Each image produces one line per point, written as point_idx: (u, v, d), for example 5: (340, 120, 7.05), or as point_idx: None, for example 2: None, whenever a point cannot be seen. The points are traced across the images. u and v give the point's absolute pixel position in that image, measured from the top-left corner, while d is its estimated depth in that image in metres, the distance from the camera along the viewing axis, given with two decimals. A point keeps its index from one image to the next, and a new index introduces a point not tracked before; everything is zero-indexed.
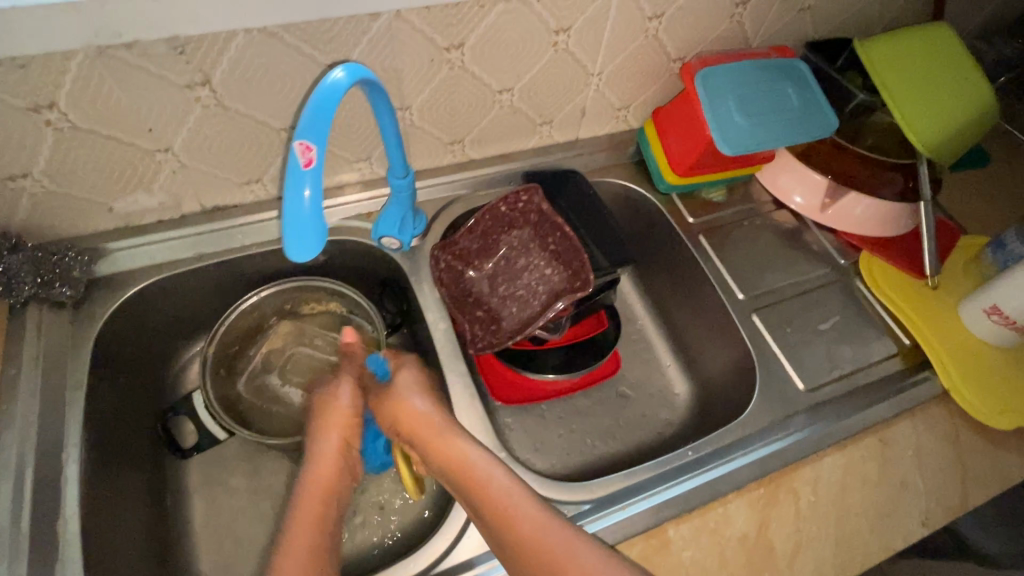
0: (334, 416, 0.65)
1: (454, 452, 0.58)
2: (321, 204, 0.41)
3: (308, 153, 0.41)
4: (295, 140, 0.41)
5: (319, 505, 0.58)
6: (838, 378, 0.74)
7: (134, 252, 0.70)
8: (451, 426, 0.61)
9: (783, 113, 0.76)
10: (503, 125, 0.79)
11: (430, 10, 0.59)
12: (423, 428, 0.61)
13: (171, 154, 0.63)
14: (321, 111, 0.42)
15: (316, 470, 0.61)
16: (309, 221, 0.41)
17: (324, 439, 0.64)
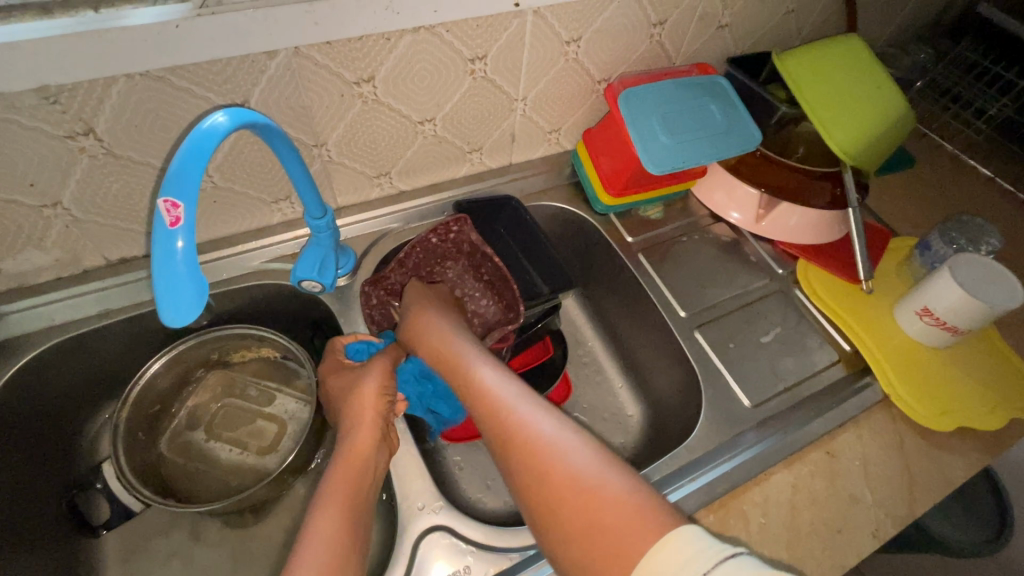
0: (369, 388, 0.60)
1: (464, 371, 0.60)
2: (195, 258, 0.39)
3: (175, 211, 0.38)
4: (160, 197, 0.38)
5: (354, 473, 0.54)
6: (783, 391, 0.73)
7: (30, 314, 0.64)
8: (464, 347, 0.62)
9: (708, 129, 0.76)
10: (429, 155, 0.77)
11: (332, 45, 0.57)
12: (445, 357, 0.62)
13: (61, 209, 0.58)
14: (190, 163, 0.39)
15: (352, 440, 0.57)
16: (183, 278, 0.39)
17: (355, 415, 0.59)
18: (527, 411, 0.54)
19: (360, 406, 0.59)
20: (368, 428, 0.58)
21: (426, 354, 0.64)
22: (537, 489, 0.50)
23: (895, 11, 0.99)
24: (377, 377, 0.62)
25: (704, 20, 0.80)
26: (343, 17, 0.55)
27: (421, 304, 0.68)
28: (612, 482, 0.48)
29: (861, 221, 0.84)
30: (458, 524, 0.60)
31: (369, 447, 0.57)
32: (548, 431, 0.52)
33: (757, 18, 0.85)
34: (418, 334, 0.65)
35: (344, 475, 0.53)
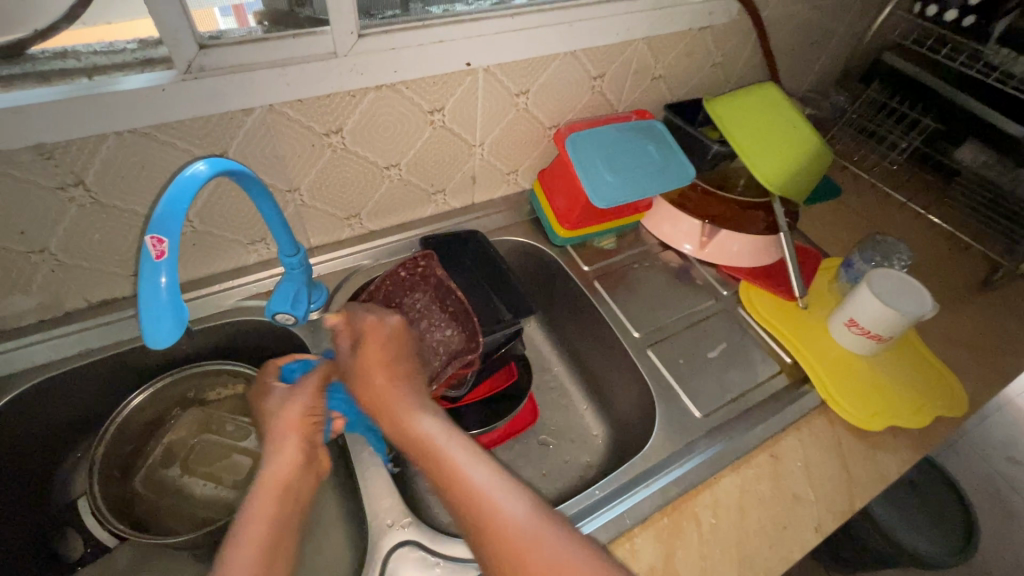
0: (294, 412, 0.61)
1: (412, 430, 0.58)
2: (178, 290, 0.44)
3: (160, 246, 0.43)
4: (146, 234, 0.43)
5: (274, 499, 0.55)
6: (730, 401, 0.79)
7: (11, 355, 0.67)
8: (413, 404, 0.61)
9: (647, 165, 0.85)
10: (396, 197, 0.84)
11: (303, 103, 0.64)
12: (393, 415, 0.60)
13: (48, 254, 0.63)
14: (174, 205, 0.44)
15: (274, 464, 0.58)
16: (167, 306, 0.44)
17: (277, 439, 0.59)
18: (465, 462, 0.55)
19: (283, 431, 0.60)
20: (292, 454, 0.59)
21: (362, 394, 0.63)
22: (479, 549, 0.51)
23: (811, 61, 1.12)
24: (302, 404, 0.62)
25: (639, 73, 0.91)
26: (313, 79, 0.62)
27: (369, 349, 0.64)
28: (560, 540, 0.50)
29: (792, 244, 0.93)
30: (426, 539, 0.63)
31: (292, 471, 0.58)
32: (497, 494, 0.53)
33: (687, 70, 0.96)
34: (365, 386, 0.63)
35: (267, 503, 0.54)
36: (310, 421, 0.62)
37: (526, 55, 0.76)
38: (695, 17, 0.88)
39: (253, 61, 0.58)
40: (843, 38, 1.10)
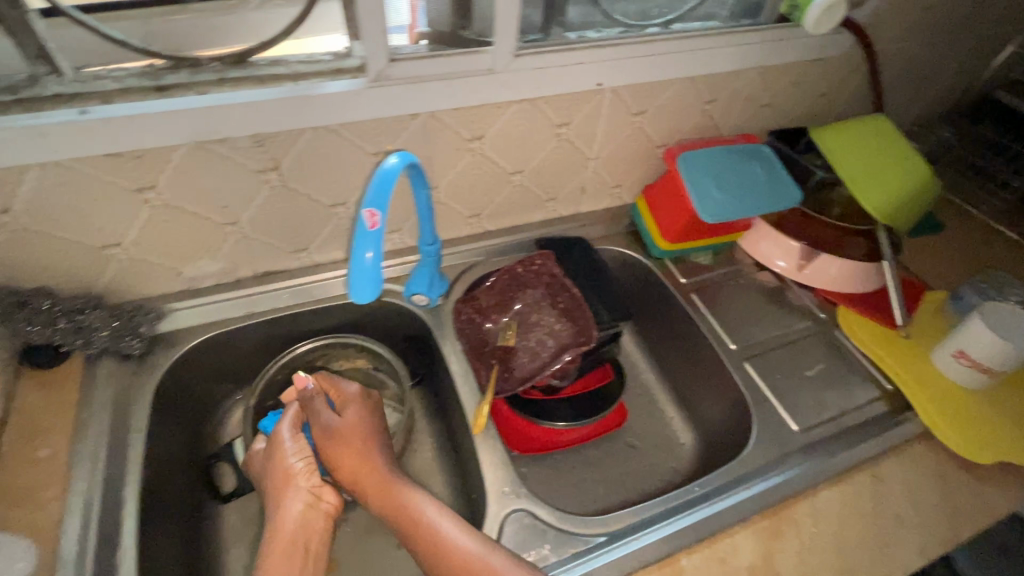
0: (284, 471, 0.68)
1: (394, 493, 0.67)
2: (379, 263, 0.53)
3: (375, 218, 0.52)
4: (364, 208, 0.52)
5: (283, 552, 0.62)
6: (828, 419, 0.80)
7: (192, 312, 0.79)
8: (388, 472, 0.69)
9: (756, 187, 0.89)
10: (514, 201, 0.92)
11: (458, 111, 0.73)
12: (375, 480, 0.68)
13: (237, 227, 0.74)
14: (385, 185, 0.53)
15: (277, 519, 0.65)
16: (370, 275, 0.53)
17: (277, 498, 0.67)
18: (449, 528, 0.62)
19: (282, 485, 0.67)
20: (295, 510, 0.66)
21: (347, 456, 0.70)
22: None
23: (918, 97, 1.13)
24: (299, 458, 0.69)
25: (748, 100, 0.95)
26: (472, 90, 0.71)
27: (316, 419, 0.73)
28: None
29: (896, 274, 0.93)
30: (538, 511, 0.67)
31: (292, 527, 0.64)
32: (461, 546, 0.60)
33: (794, 99, 1.00)
34: (349, 451, 0.70)
35: (278, 564, 0.61)
36: (304, 474, 0.69)
37: (652, 78, 0.82)
38: (812, 49, 0.92)
39: (427, 73, 0.68)
40: (953, 75, 1.11)
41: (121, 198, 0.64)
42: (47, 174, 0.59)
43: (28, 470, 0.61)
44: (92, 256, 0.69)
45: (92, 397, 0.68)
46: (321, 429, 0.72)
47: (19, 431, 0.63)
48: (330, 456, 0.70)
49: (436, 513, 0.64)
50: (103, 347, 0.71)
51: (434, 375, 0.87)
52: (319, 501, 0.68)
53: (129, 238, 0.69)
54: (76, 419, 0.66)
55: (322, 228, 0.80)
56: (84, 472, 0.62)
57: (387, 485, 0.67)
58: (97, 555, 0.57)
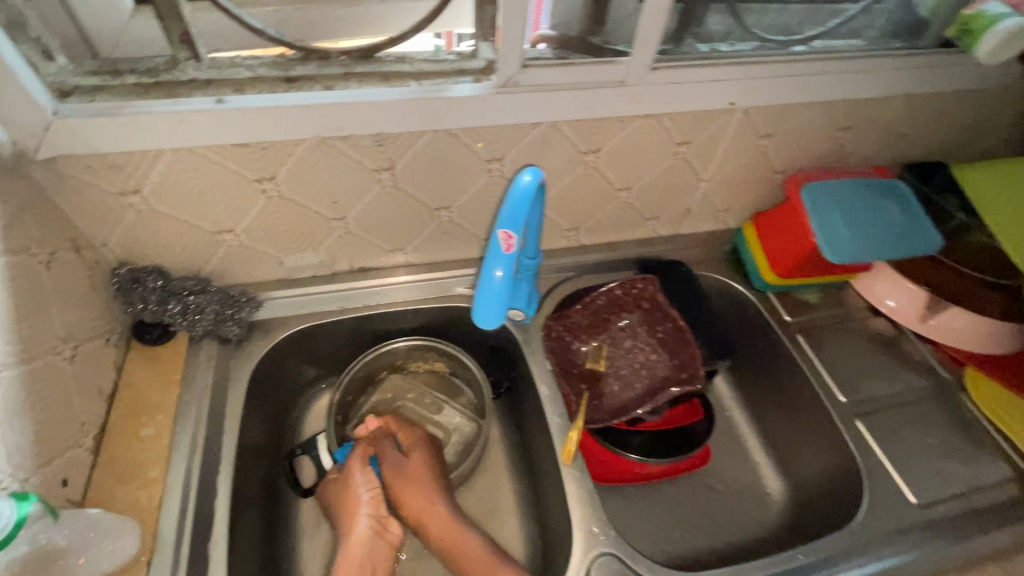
0: (354, 503, 0.68)
1: (461, 537, 0.67)
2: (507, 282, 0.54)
3: (510, 241, 0.52)
4: (499, 229, 0.52)
5: None
6: (952, 496, 0.72)
7: (288, 302, 0.79)
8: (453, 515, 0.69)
9: (887, 229, 0.81)
10: (616, 217, 0.87)
11: (581, 123, 0.69)
12: (441, 522, 0.68)
13: (343, 222, 0.73)
14: (519, 207, 0.52)
15: (348, 545, 0.65)
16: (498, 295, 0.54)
17: (348, 526, 0.67)
18: None
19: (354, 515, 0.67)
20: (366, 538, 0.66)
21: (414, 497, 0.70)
22: None
23: None
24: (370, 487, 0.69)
25: (887, 130, 0.86)
26: (599, 103, 0.67)
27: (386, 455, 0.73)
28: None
29: None
30: (629, 558, 0.63)
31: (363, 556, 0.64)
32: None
33: (937, 132, 0.90)
34: (417, 492, 0.70)
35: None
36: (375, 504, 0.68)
37: (788, 101, 0.76)
38: (971, 79, 0.82)
39: (557, 82, 0.64)
40: None
41: (242, 187, 0.64)
42: (179, 160, 0.59)
43: (133, 447, 0.62)
44: (205, 241, 0.69)
45: (194, 378, 0.69)
46: (389, 467, 0.71)
47: (127, 406, 0.65)
48: (397, 492, 0.70)
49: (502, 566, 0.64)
50: (206, 330, 0.72)
51: (517, 390, 0.84)
52: (386, 529, 0.67)
53: (242, 226, 0.69)
54: (177, 400, 0.67)
55: (422, 229, 0.78)
56: (184, 455, 0.62)
57: (454, 528, 0.68)
58: (191, 542, 0.57)
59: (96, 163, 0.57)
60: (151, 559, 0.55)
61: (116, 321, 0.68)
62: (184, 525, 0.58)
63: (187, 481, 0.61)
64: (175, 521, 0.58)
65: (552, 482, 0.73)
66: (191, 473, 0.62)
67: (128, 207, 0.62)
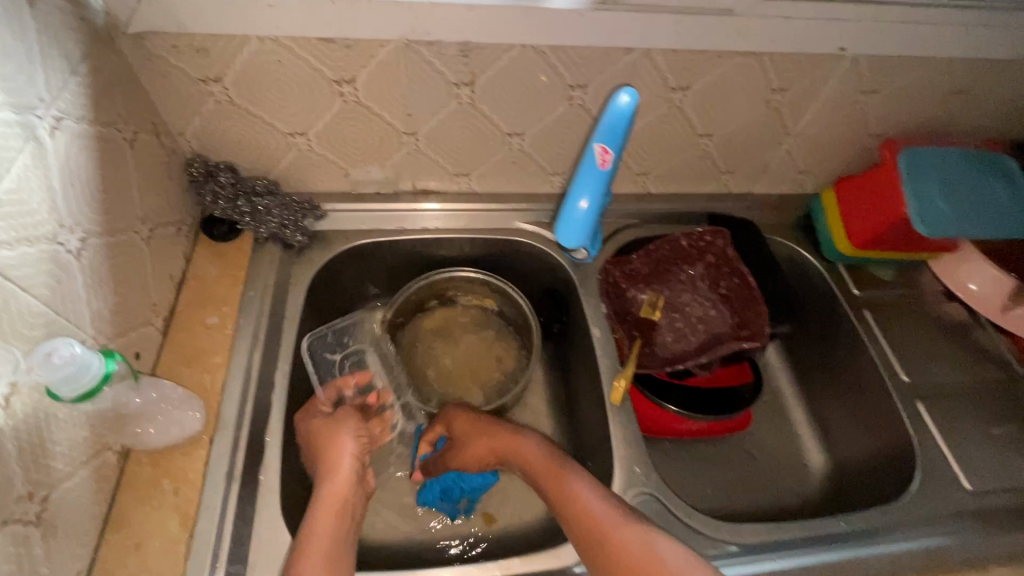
0: (337, 445, 0.60)
1: (542, 463, 0.63)
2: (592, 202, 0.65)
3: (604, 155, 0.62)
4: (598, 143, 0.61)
5: (329, 520, 0.54)
6: (1010, 489, 0.69)
7: (349, 216, 0.79)
8: (530, 443, 0.65)
9: (986, 207, 0.75)
10: (690, 167, 0.83)
11: (675, 53, 0.65)
12: (523, 449, 0.65)
13: (414, 138, 0.71)
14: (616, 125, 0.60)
15: (330, 484, 0.57)
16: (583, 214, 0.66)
17: (328, 474, 0.58)
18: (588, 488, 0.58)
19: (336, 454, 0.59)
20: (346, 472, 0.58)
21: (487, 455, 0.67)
22: None
23: None
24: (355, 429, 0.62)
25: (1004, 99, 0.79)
26: (700, 33, 0.63)
27: (449, 413, 0.71)
28: (673, 553, 0.51)
29: None
30: (668, 501, 0.63)
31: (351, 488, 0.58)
32: (598, 505, 0.56)
33: None
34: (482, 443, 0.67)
35: (325, 522, 0.54)
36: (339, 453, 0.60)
37: (903, 53, 0.69)
38: None
39: (660, 4, 0.60)
40: None
41: (320, 87, 0.63)
42: (264, 50, 0.58)
43: (199, 333, 0.64)
44: (278, 142, 0.69)
45: (257, 277, 0.70)
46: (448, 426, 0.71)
47: (194, 295, 0.66)
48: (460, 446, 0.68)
49: (581, 474, 0.60)
50: (271, 233, 0.72)
51: (566, 332, 0.84)
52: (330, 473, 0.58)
53: (315, 130, 0.68)
54: (241, 295, 0.68)
55: (490, 156, 0.76)
56: (245, 348, 0.64)
57: (535, 454, 0.64)
58: (250, 426, 0.60)
59: (183, 43, 0.57)
60: (213, 437, 0.57)
61: (187, 212, 0.69)
62: (245, 409, 0.60)
63: (248, 371, 0.63)
64: (237, 404, 0.60)
65: (595, 423, 0.73)
66: (251, 364, 0.63)
67: (208, 96, 0.62)
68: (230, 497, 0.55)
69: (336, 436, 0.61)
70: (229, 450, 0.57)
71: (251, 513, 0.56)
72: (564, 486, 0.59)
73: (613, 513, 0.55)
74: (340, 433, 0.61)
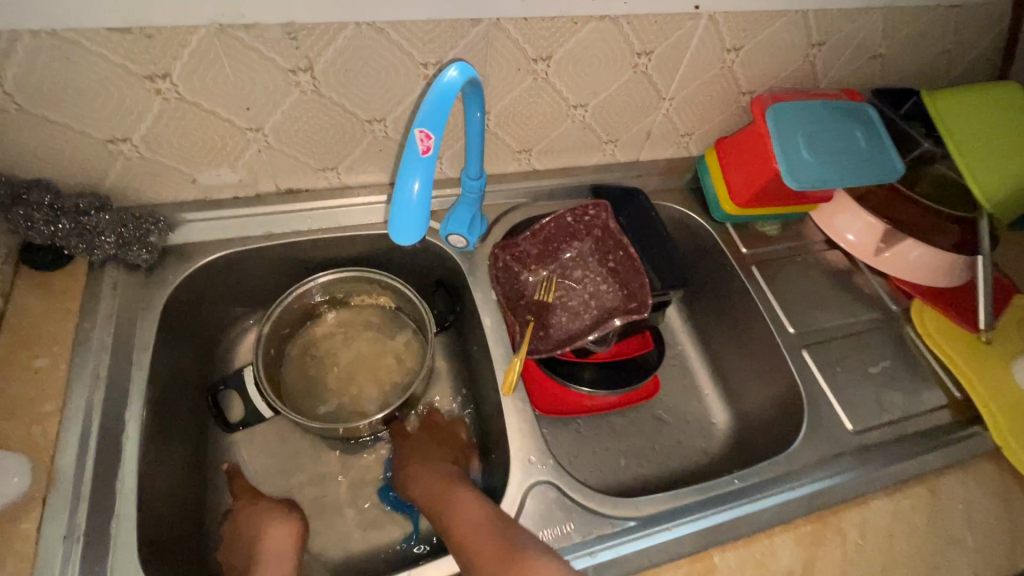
0: (274, 531, 0.60)
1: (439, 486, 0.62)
2: (426, 197, 0.48)
3: (427, 142, 0.47)
4: (417, 127, 0.46)
5: None
6: (887, 423, 0.73)
7: (205, 225, 0.71)
8: (431, 468, 0.65)
9: (851, 155, 0.77)
10: (572, 139, 0.81)
11: (527, 21, 0.62)
12: (424, 478, 0.64)
13: (261, 134, 0.65)
14: (440, 106, 0.47)
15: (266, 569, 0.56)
16: (416, 211, 0.48)
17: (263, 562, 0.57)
18: (467, 504, 0.57)
19: (268, 542, 0.59)
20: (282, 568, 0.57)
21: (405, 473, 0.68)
22: None
23: None
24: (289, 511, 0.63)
25: (860, 48, 0.81)
26: None
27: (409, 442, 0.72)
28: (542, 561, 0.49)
29: (956, 272, 0.82)
30: (565, 485, 0.61)
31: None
32: (476, 523, 0.54)
33: (910, 53, 0.85)
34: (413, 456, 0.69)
35: None
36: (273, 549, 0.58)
37: (756, 8, 0.69)
38: None
39: None
40: None
41: (129, 84, 0.55)
42: (46, 46, 0.50)
43: (25, 379, 0.56)
44: (97, 152, 0.61)
45: (95, 306, 0.62)
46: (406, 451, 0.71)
47: (17, 336, 0.58)
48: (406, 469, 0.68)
49: (468, 490, 0.60)
50: (109, 254, 0.64)
51: (463, 323, 0.81)
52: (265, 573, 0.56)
53: (138, 134, 0.60)
54: (77, 328, 0.60)
55: (355, 146, 0.70)
56: (84, 388, 0.57)
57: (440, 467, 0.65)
58: (96, 475, 0.53)
59: None
60: (47, 495, 0.51)
61: None
62: (87, 456, 0.54)
63: (89, 413, 0.56)
64: (75, 452, 0.53)
65: (495, 413, 0.72)
66: (93, 404, 0.57)
67: None
68: (73, 559, 0.49)
69: (270, 532, 0.60)
70: (69, 506, 0.51)
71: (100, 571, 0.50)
72: (449, 510, 0.58)
73: (489, 522, 0.54)
74: (274, 529, 0.60)
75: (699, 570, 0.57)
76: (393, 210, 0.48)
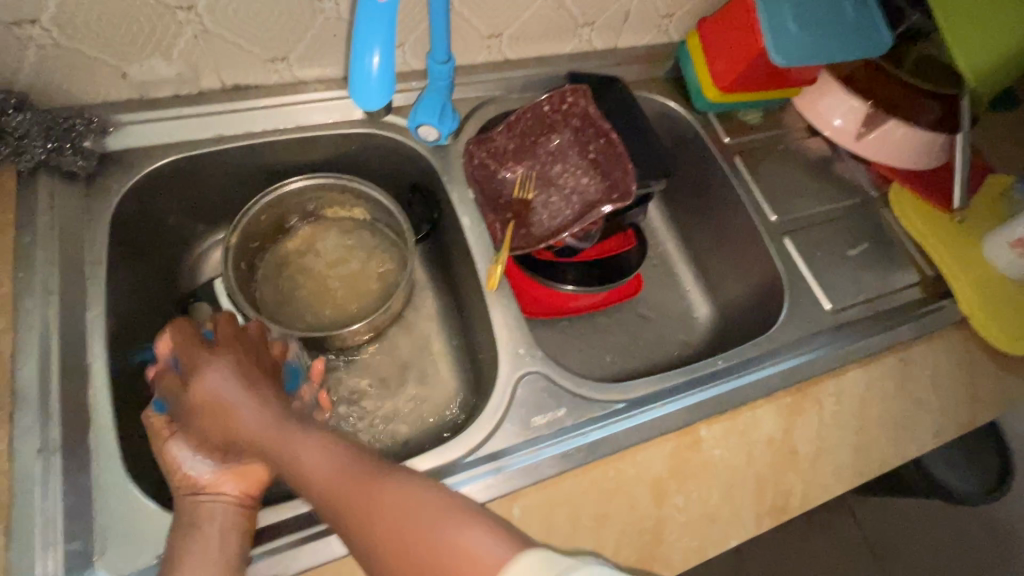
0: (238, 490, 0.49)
1: (340, 479, 0.43)
2: (388, 66, 0.47)
3: None
4: None
5: (214, 551, 0.45)
6: (863, 301, 0.75)
7: (146, 127, 0.64)
8: (323, 453, 0.45)
9: (839, 28, 0.74)
10: (546, 22, 0.74)
11: None
12: (318, 468, 0.44)
13: (195, 14, 0.57)
14: None
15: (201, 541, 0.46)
16: (376, 81, 0.47)
17: (193, 538, 0.46)
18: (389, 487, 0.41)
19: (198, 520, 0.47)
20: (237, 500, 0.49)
21: (233, 437, 0.49)
22: None
23: None
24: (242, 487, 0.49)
25: None
26: None
27: (224, 326, 0.56)
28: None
29: (936, 155, 0.82)
30: (555, 375, 0.62)
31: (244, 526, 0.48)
32: (426, 521, 0.39)
33: None
34: (229, 425, 0.50)
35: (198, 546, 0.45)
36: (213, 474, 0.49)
37: None
38: None
39: None
40: None
41: None
42: None
43: None
44: (2, 37, 0.53)
45: (33, 218, 0.57)
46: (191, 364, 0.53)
47: None
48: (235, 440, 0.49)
49: (397, 478, 0.42)
50: (41, 160, 0.58)
51: (441, 228, 0.77)
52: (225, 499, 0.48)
53: (48, 15, 0.52)
54: (16, 242, 0.55)
55: (306, 31, 0.63)
56: (37, 304, 0.53)
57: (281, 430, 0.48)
58: (63, 390, 0.51)
59: None
60: (12, 413, 0.48)
61: None
62: (51, 370, 0.51)
63: (45, 328, 0.52)
64: (37, 368, 0.50)
65: (480, 314, 0.70)
66: (49, 320, 0.53)
67: None
68: (54, 469, 0.48)
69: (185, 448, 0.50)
70: (39, 421, 0.49)
71: (85, 482, 0.49)
72: (375, 494, 0.41)
73: (429, 507, 0.40)
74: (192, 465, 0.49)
75: (686, 443, 0.59)
76: (353, 72, 0.47)
